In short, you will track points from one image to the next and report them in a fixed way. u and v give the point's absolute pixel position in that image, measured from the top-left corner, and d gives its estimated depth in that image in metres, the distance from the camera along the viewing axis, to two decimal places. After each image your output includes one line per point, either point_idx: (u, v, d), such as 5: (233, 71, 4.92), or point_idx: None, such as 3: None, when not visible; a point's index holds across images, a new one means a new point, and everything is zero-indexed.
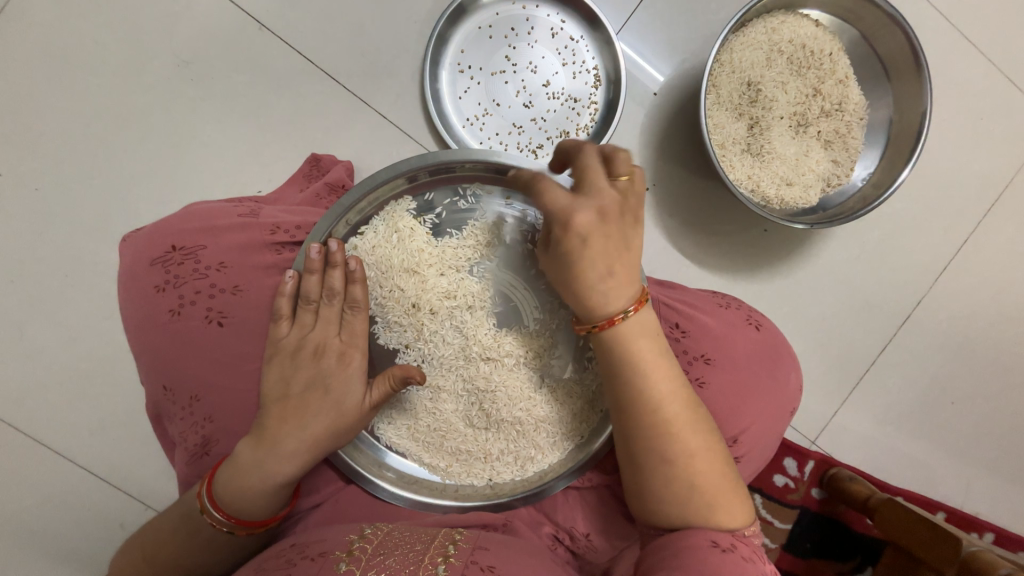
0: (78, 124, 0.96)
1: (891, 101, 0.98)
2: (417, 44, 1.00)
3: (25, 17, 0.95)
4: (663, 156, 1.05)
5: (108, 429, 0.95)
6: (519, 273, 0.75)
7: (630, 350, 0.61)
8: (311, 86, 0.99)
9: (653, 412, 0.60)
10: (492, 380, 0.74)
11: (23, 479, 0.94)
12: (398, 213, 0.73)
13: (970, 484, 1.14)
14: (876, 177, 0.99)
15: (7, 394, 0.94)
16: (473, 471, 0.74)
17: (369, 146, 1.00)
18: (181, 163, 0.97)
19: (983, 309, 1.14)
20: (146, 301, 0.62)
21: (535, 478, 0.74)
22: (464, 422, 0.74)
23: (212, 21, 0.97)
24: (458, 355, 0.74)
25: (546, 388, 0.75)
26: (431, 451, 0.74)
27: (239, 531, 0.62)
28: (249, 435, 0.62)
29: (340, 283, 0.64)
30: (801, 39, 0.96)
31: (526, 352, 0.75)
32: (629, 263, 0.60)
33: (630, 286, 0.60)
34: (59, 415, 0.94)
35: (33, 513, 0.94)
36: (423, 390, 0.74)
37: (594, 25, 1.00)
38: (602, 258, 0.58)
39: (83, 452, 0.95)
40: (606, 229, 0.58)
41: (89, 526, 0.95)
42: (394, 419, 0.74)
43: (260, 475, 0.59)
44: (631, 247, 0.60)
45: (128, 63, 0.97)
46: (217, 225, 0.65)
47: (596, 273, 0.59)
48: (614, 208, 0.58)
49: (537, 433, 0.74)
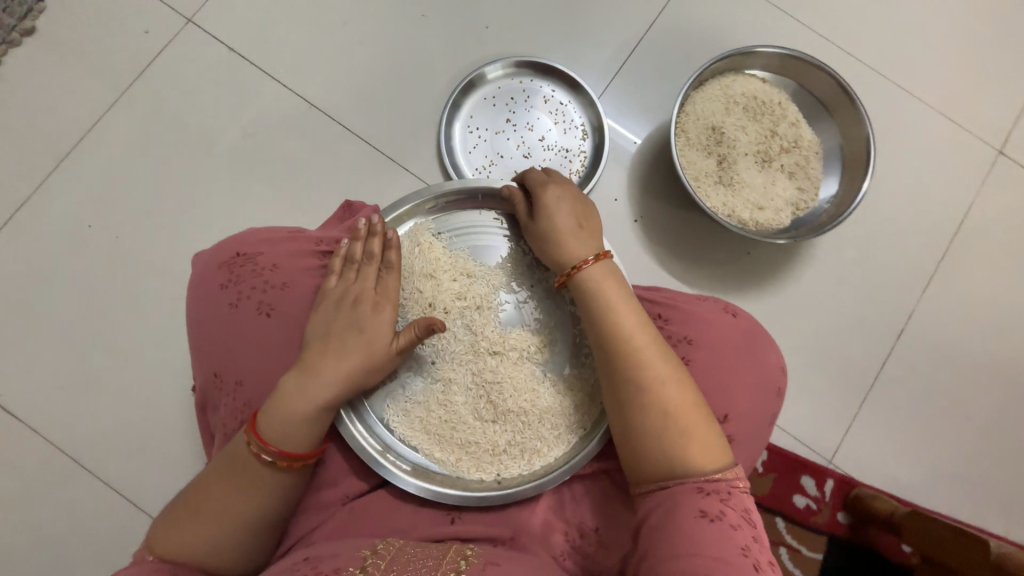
0: (157, 185, 1.17)
1: (838, 131, 1.13)
2: (434, 113, 1.21)
3: (125, 108, 1.20)
4: (648, 193, 1.20)
5: (158, 445, 1.06)
6: (524, 280, 0.86)
7: (601, 291, 0.72)
8: (348, 149, 1.20)
9: (627, 345, 0.68)
10: (499, 373, 0.81)
11: (79, 493, 1.04)
12: (420, 230, 0.86)
13: (988, 502, 1.13)
14: (838, 199, 1.11)
15: (73, 414, 1.07)
16: (482, 465, 0.79)
17: (393, 194, 1.18)
18: (238, 213, 1.17)
19: (972, 323, 1.19)
20: (210, 298, 0.74)
21: (541, 472, 0.78)
22: (472, 415, 0.81)
23: (271, 103, 1.21)
24: (468, 352, 0.82)
25: (549, 382, 0.82)
26: (441, 444, 0.80)
27: (280, 463, 0.66)
28: (291, 373, 0.68)
29: (379, 247, 0.76)
30: (751, 92, 1.14)
31: (529, 348, 0.83)
32: (590, 226, 0.79)
33: (597, 240, 0.77)
34: (117, 436, 1.06)
35: (84, 525, 1.03)
36: (436, 383, 0.81)
37: (579, 91, 1.21)
38: (569, 216, 0.78)
39: (134, 474, 1.05)
40: (574, 201, 0.81)
41: (129, 538, 1.03)
42: (407, 411, 0.81)
43: (299, 396, 0.66)
44: (590, 217, 0.80)
45: (201, 137, 1.20)
46: (272, 237, 0.78)
47: (565, 222, 0.78)
48: (574, 190, 0.82)
49: (543, 425, 0.80)
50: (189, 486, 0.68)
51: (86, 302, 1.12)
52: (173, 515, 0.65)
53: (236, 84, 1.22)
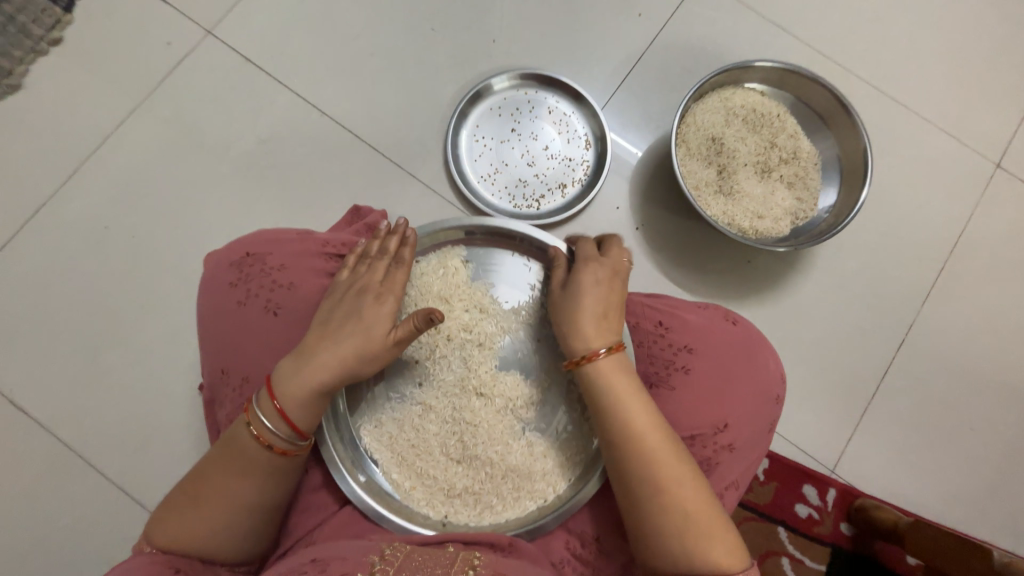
0: (171, 188, 1.21)
1: (835, 143, 1.16)
2: (442, 121, 1.25)
3: (144, 113, 1.24)
4: (650, 201, 1.23)
5: (163, 442, 1.07)
6: (535, 330, 0.90)
7: (613, 383, 0.71)
8: (358, 155, 1.23)
9: (640, 442, 0.68)
10: (478, 416, 0.86)
11: (83, 487, 1.05)
12: (450, 254, 0.92)
13: (993, 515, 1.12)
14: (837, 208, 1.13)
15: (81, 409, 1.08)
16: (433, 503, 0.83)
17: (400, 200, 1.21)
18: (248, 215, 1.20)
19: (974, 333, 1.19)
20: (220, 295, 0.76)
21: (487, 527, 0.81)
22: (440, 449, 0.85)
23: (285, 111, 1.25)
24: (456, 385, 0.87)
25: (525, 439, 0.86)
26: (399, 468, 0.85)
27: (277, 449, 0.68)
28: (291, 356, 0.70)
29: (393, 245, 0.80)
30: (751, 105, 1.17)
31: (517, 402, 0.86)
32: (610, 314, 0.76)
33: (615, 331, 0.76)
34: (123, 432, 1.08)
35: (86, 520, 1.04)
36: (416, 406, 0.87)
37: (583, 102, 1.24)
38: (592, 302, 0.76)
39: (137, 472, 1.06)
40: (604, 286, 0.78)
41: (131, 534, 1.03)
42: (380, 426, 0.86)
43: (301, 379, 0.68)
44: (614, 303, 0.77)
45: (215, 142, 1.23)
46: (282, 237, 0.80)
47: (587, 308, 0.76)
48: (604, 275, 0.79)
49: (505, 481, 0.84)
50: (189, 474, 0.69)
51: (99, 300, 1.14)
52: (176, 502, 0.67)
53: (251, 91, 1.26)
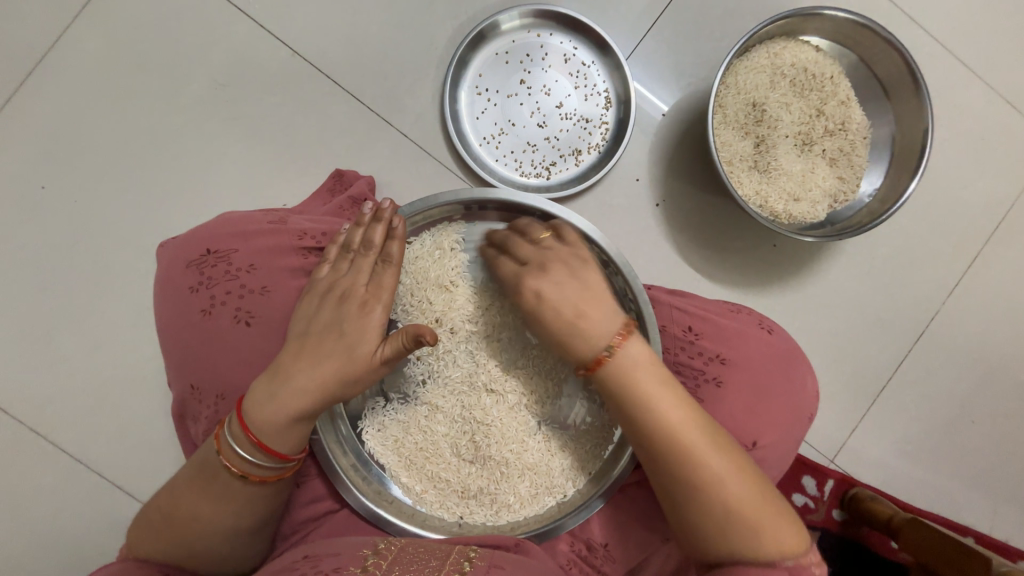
0: (117, 141, 1.03)
1: (892, 119, 1.02)
2: (437, 67, 1.05)
3: (75, 45, 1.02)
4: (673, 174, 1.09)
5: (136, 431, 1.00)
6: None
7: (632, 378, 0.63)
8: (337, 107, 1.05)
9: (674, 442, 0.60)
10: (490, 413, 0.77)
11: (52, 478, 0.98)
12: (446, 233, 0.80)
13: (988, 507, 1.13)
14: (881, 193, 1.01)
15: (41, 394, 0.99)
16: (446, 504, 0.76)
17: (389, 163, 1.04)
18: (211, 177, 1.03)
19: (996, 327, 1.14)
20: (181, 301, 0.66)
21: (505, 528, 0.75)
22: (451, 450, 0.78)
23: (247, 48, 1.04)
24: (463, 380, 0.78)
25: (541, 434, 0.78)
26: (409, 471, 0.77)
27: (252, 477, 0.61)
28: (264, 375, 0.62)
29: (379, 237, 0.67)
30: (802, 63, 1.00)
31: (528, 395, 0.78)
32: (592, 300, 0.66)
33: (606, 317, 0.66)
34: (90, 419, 0.99)
35: (58, 511, 0.98)
36: (422, 406, 0.78)
37: (605, 51, 1.05)
38: (566, 294, 0.67)
39: (111, 460, 0.99)
40: (561, 275, 0.68)
41: (108, 526, 0.98)
42: (385, 429, 0.77)
43: (273, 406, 0.59)
44: (587, 286, 0.67)
45: (166, 86, 1.03)
46: (247, 229, 0.69)
47: (564, 305, 0.66)
48: (556, 259, 0.70)
49: (521, 480, 0.77)
50: (158, 499, 0.63)
51: (46, 275, 1.01)
52: (148, 529, 0.61)
53: (204, 22, 1.04)
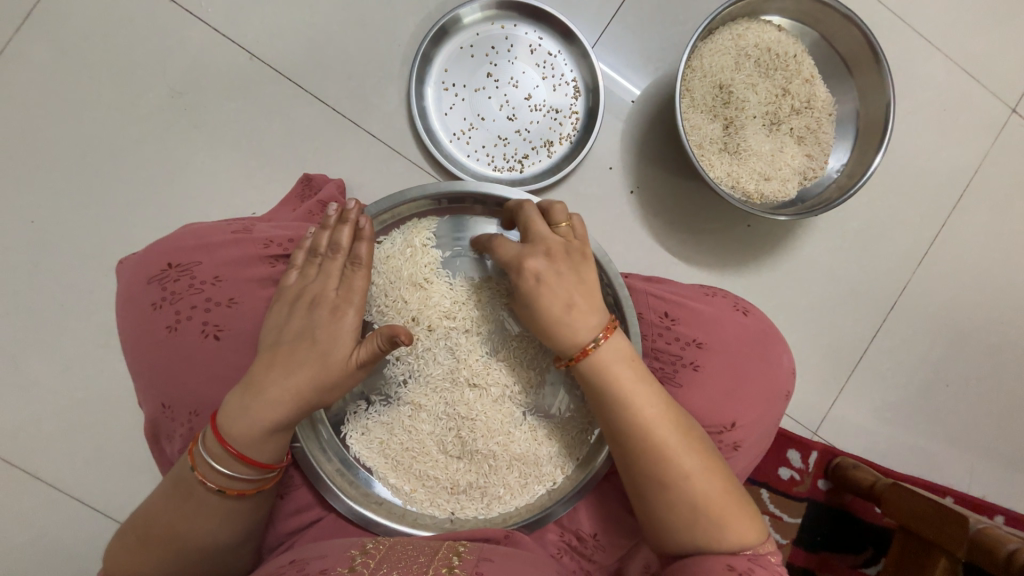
0: (74, 156, 0.99)
1: (856, 95, 1.03)
2: (402, 64, 1.03)
3: (20, 59, 0.98)
4: (645, 160, 1.09)
5: (116, 454, 0.98)
6: None
7: (610, 375, 0.62)
8: (302, 110, 1.02)
9: (648, 438, 0.61)
10: (474, 407, 0.75)
11: (29, 508, 0.95)
12: (417, 229, 0.78)
13: (966, 468, 1.17)
14: (849, 168, 1.03)
15: (11, 423, 0.96)
16: (437, 501, 0.75)
17: (359, 165, 1.03)
18: (176, 188, 1.00)
19: (965, 293, 1.17)
20: (144, 319, 0.64)
21: (498, 519, 0.75)
22: (437, 447, 0.76)
23: (204, 54, 1.01)
24: (446, 377, 0.76)
25: (527, 425, 0.76)
26: (397, 472, 0.75)
27: (229, 491, 0.59)
28: (236, 388, 0.60)
29: (347, 238, 0.66)
30: (766, 43, 1.01)
31: (512, 386, 0.76)
32: (585, 294, 0.65)
33: (595, 313, 0.64)
34: (67, 445, 0.97)
35: (40, 541, 0.95)
36: (405, 406, 0.76)
37: (570, 39, 1.04)
38: (562, 284, 0.64)
39: (92, 486, 0.97)
40: (557, 265, 0.65)
41: (93, 553, 0.96)
42: (367, 432, 0.75)
43: (248, 420, 0.58)
44: (583, 280, 0.65)
45: (121, 96, 1.00)
46: (210, 241, 0.67)
47: (558, 295, 0.64)
48: (561, 249, 0.66)
49: (510, 472, 0.75)
50: (131, 522, 0.61)
51: (7, 298, 0.97)
52: (123, 553, 0.59)
53: (157, 28, 1.00)
